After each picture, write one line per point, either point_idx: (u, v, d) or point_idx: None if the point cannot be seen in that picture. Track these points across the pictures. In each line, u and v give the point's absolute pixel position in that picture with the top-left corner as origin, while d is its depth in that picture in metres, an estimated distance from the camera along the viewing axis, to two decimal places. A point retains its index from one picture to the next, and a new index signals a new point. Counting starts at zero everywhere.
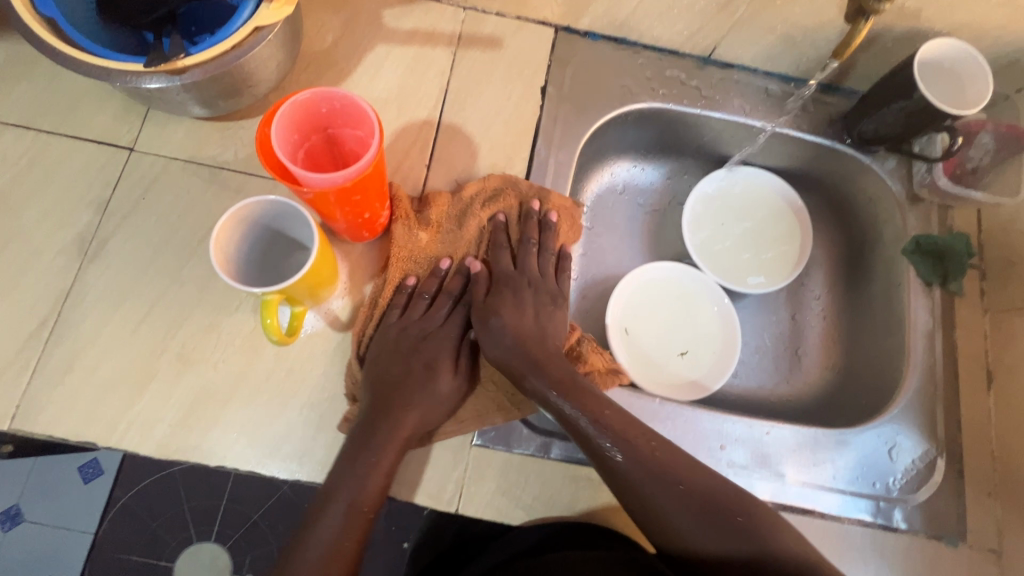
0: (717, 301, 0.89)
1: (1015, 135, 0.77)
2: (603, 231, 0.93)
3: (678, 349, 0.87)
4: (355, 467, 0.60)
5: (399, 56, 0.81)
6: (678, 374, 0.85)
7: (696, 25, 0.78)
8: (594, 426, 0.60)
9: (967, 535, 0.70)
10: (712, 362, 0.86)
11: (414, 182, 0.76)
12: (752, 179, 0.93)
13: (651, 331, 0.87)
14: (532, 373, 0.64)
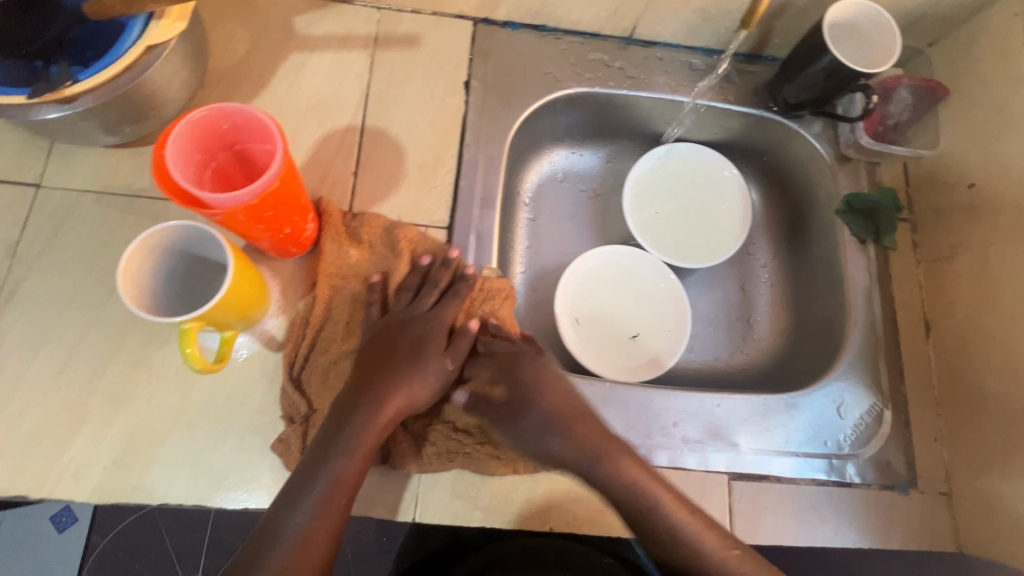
0: (664, 278, 0.89)
1: (930, 87, 0.79)
2: (547, 221, 0.93)
3: (629, 333, 0.87)
4: (340, 457, 0.59)
5: (315, 63, 0.78)
6: (631, 358, 0.85)
7: (612, 6, 0.78)
8: (666, 531, 0.60)
9: (917, 481, 0.72)
10: (664, 344, 0.86)
11: (343, 191, 0.74)
12: (692, 157, 0.93)
13: (601, 317, 0.87)
14: (582, 458, 0.63)
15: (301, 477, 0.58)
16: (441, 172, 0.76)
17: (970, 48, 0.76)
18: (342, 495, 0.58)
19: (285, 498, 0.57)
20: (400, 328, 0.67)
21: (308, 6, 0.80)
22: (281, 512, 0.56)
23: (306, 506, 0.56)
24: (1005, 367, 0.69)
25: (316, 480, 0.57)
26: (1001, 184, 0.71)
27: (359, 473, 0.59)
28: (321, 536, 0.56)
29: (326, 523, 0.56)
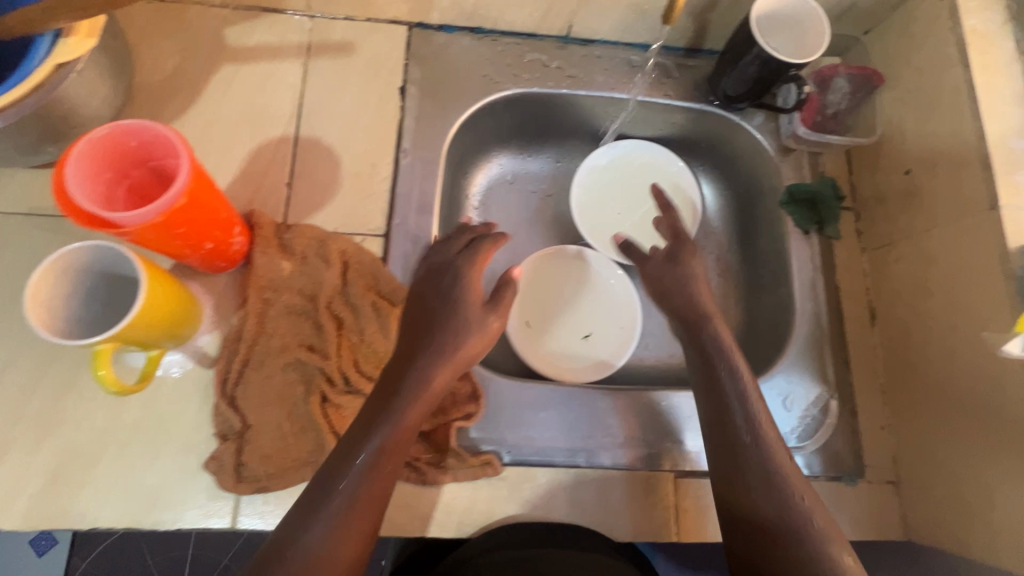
0: (613, 274, 0.89)
1: (866, 75, 0.78)
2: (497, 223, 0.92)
3: (582, 332, 0.86)
4: (375, 448, 0.55)
5: (247, 74, 0.77)
6: (583, 357, 0.84)
7: (544, 5, 0.78)
8: (749, 431, 0.62)
9: (865, 471, 0.72)
10: (614, 342, 0.85)
11: (277, 203, 0.73)
12: (637, 154, 0.93)
13: (552, 317, 0.87)
14: (716, 336, 0.66)
15: (335, 469, 0.55)
16: (377, 180, 0.75)
17: (901, 34, 0.76)
18: (374, 492, 0.55)
19: (317, 492, 0.54)
20: (439, 290, 0.63)
21: (238, 17, 0.79)
22: (308, 508, 0.53)
23: (337, 498, 0.53)
24: (941, 356, 0.67)
25: (348, 473, 0.54)
26: (932, 170, 0.70)
27: (392, 465, 0.56)
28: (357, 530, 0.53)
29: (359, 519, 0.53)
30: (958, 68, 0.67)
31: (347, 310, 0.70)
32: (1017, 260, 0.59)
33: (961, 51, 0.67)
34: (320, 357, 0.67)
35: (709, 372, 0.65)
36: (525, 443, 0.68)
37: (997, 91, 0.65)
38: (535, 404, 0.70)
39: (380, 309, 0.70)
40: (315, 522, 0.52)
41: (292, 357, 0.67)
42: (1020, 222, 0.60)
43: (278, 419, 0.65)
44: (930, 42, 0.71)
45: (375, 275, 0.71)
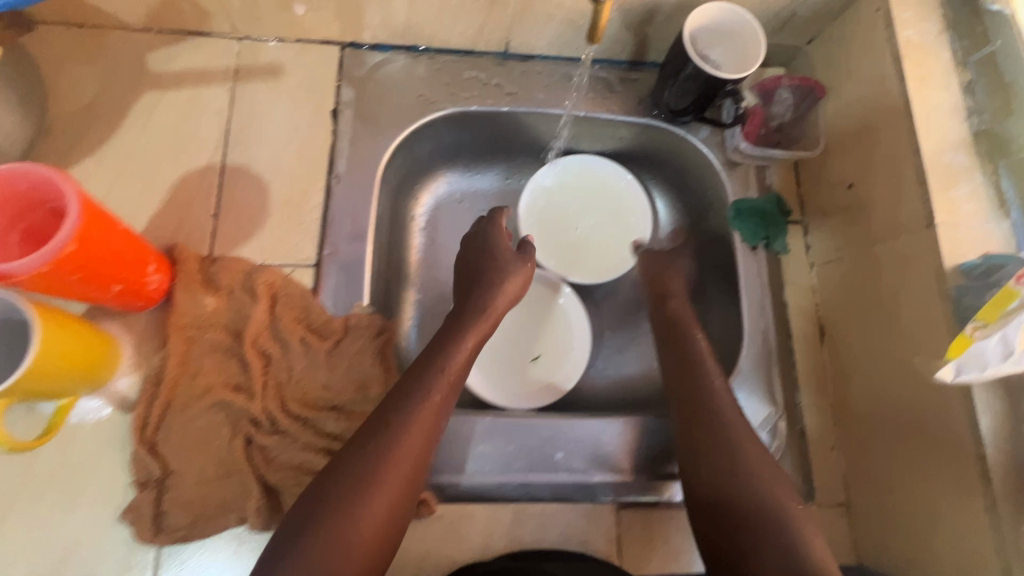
0: (561, 293, 0.87)
1: (808, 87, 0.76)
2: (445, 245, 0.89)
3: (531, 354, 0.84)
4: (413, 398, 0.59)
5: (171, 101, 0.75)
6: (532, 381, 0.83)
7: (477, 23, 0.75)
8: (712, 403, 0.65)
9: (815, 494, 0.70)
10: (563, 364, 0.84)
11: (202, 235, 0.70)
12: (587, 168, 0.90)
13: (502, 338, 0.85)
14: (688, 320, 0.75)
15: (375, 418, 0.58)
16: (308, 208, 0.73)
17: (842, 45, 0.74)
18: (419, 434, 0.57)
19: (358, 440, 0.56)
20: (483, 253, 0.75)
21: (160, 41, 0.76)
22: (350, 455, 0.55)
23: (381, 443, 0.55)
24: (886, 378, 0.65)
25: (388, 421, 0.57)
26: (873, 184, 0.69)
27: (430, 414, 0.58)
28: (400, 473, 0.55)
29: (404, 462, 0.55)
30: (895, 81, 0.66)
31: (275, 345, 0.67)
32: (953, 279, 0.57)
33: (897, 64, 0.65)
34: (245, 398, 0.64)
35: (672, 338, 0.73)
36: (465, 480, 0.66)
37: (934, 104, 0.63)
38: (475, 438, 0.68)
39: (309, 344, 0.68)
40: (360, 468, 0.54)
41: (215, 398, 0.64)
42: (957, 240, 0.59)
43: (199, 465, 0.62)
44: (869, 54, 0.70)
45: (304, 307, 0.69)
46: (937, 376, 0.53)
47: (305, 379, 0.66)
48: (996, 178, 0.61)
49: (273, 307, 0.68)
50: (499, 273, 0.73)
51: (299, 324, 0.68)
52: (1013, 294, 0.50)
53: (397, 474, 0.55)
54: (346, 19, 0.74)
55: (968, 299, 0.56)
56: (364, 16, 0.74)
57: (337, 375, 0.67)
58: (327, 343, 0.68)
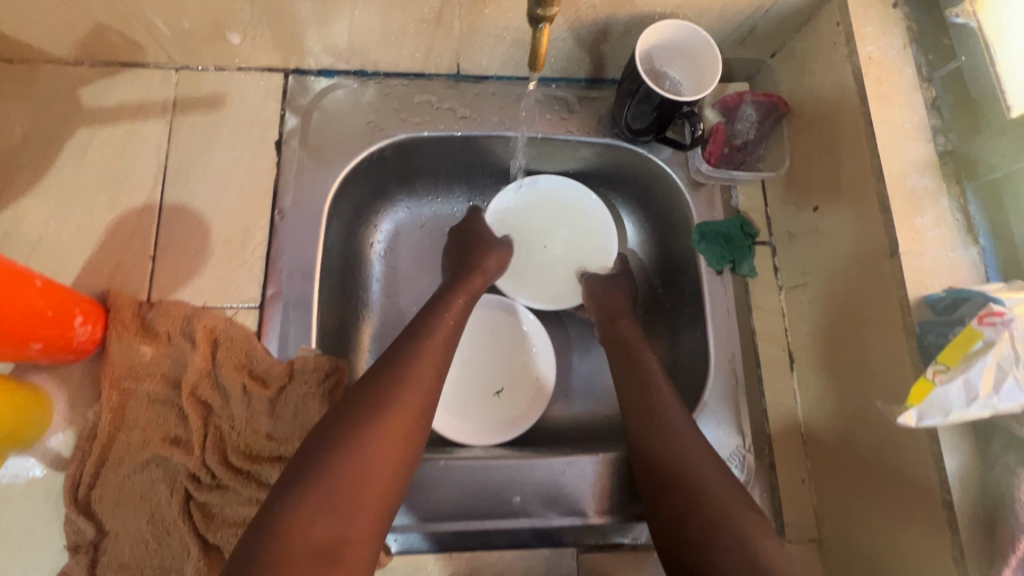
0: (525, 321, 0.84)
1: (772, 104, 0.74)
2: (405, 273, 0.86)
3: (493, 387, 0.81)
4: (416, 346, 0.61)
5: (106, 138, 0.71)
6: (494, 415, 0.80)
7: (423, 47, 0.72)
8: (659, 407, 0.65)
9: (785, 530, 0.68)
10: (526, 398, 0.81)
11: (138, 279, 0.67)
12: (552, 188, 0.86)
13: (464, 369, 0.82)
14: (635, 334, 0.74)
15: (383, 363, 0.59)
16: (250, 246, 0.70)
17: (805, 60, 0.71)
18: (425, 374, 0.59)
19: (367, 382, 0.57)
20: (467, 237, 0.80)
21: (93, 75, 0.72)
22: (360, 395, 0.56)
23: (391, 383, 0.56)
24: (855, 411, 0.62)
25: (395, 363, 0.58)
26: (838, 207, 0.66)
27: (435, 358, 0.61)
28: (410, 410, 0.56)
29: (413, 401, 0.56)
30: (856, 100, 0.63)
31: (215, 394, 0.64)
32: (917, 312, 0.54)
33: (859, 81, 0.62)
34: (184, 452, 0.62)
35: (626, 357, 0.71)
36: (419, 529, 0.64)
37: (897, 124, 0.60)
38: (427, 485, 0.65)
39: (250, 392, 0.65)
40: (371, 405, 0.54)
41: (152, 454, 0.61)
42: (921, 270, 0.56)
43: (136, 524, 0.60)
44: (831, 70, 0.67)
45: (246, 353, 0.65)
46: (900, 422, 0.50)
47: (247, 429, 0.64)
48: (963, 202, 0.58)
49: (214, 354, 0.65)
50: (478, 256, 0.77)
51: (242, 372, 0.65)
52: (975, 337, 0.48)
53: (408, 409, 0.55)
54: (285, 47, 0.71)
55: (931, 336, 0.53)
56: (304, 43, 0.71)
57: (282, 425, 0.64)
58: (272, 392, 0.65)
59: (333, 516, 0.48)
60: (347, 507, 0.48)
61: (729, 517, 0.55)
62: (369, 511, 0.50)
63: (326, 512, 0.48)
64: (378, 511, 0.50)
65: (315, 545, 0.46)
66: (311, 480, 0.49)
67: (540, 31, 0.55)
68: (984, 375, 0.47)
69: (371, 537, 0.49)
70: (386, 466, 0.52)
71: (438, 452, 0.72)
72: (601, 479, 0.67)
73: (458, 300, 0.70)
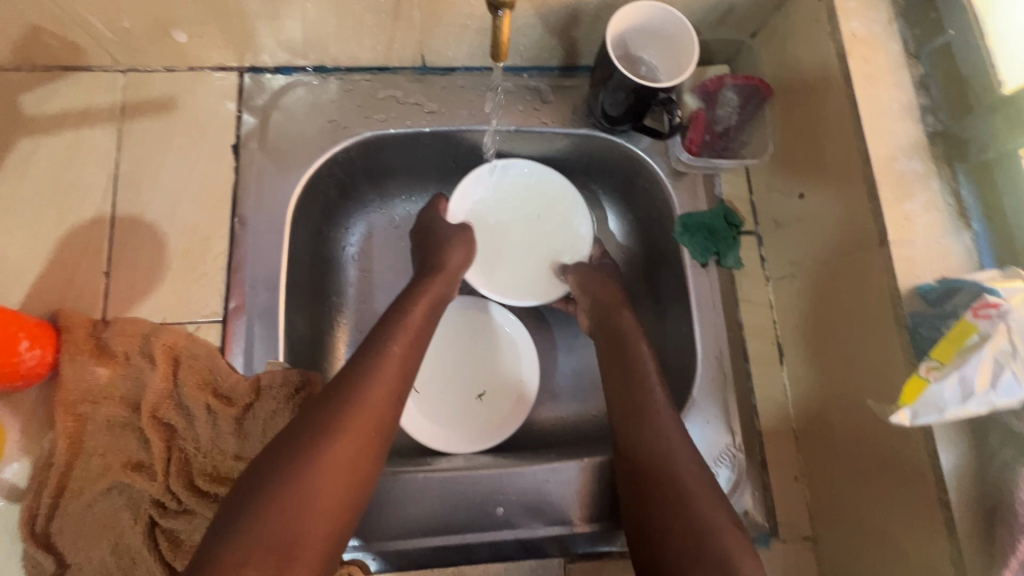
0: (507, 321, 0.81)
1: (753, 86, 0.71)
2: (379, 276, 0.82)
3: (474, 391, 0.78)
4: (379, 358, 0.58)
5: (50, 147, 0.67)
6: (476, 421, 0.76)
7: (384, 39, 0.68)
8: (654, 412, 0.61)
9: (779, 529, 0.66)
10: (510, 401, 0.78)
11: (92, 297, 0.64)
12: (525, 174, 0.81)
13: (443, 375, 0.78)
14: (631, 329, 0.70)
15: (340, 379, 0.56)
16: (209, 257, 0.66)
17: (787, 39, 0.67)
18: (383, 388, 0.56)
19: (323, 400, 0.54)
20: (428, 230, 0.76)
21: (33, 80, 0.68)
22: (315, 415, 0.52)
23: (348, 400, 0.53)
24: (846, 406, 0.60)
25: (352, 376, 0.56)
26: (824, 193, 0.63)
27: (393, 372, 0.57)
28: (368, 429, 0.53)
29: (372, 418, 0.53)
30: (840, 80, 0.60)
31: (178, 416, 0.61)
32: (908, 304, 0.52)
33: (842, 60, 0.59)
34: (146, 478, 0.59)
35: (614, 348, 0.68)
36: (398, 546, 0.61)
37: (883, 104, 0.57)
38: (405, 500, 0.62)
39: (215, 412, 0.61)
40: (325, 426, 0.51)
41: (113, 481, 0.58)
42: (912, 259, 0.53)
43: (100, 556, 0.57)
44: (814, 49, 0.63)
45: (210, 369, 0.62)
46: (893, 421, 0.47)
47: (214, 450, 0.61)
48: (954, 184, 0.55)
49: (175, 374, 0.62)
50: (442, 251, 0.73)
51: (206, 392, 0.62)
52: (970, 330, 0.45)
53: (365, 429, 0.53)
54: (236, 43, 0.67)
55: (923, 330, 0.50)
56: (256, 40, 0.66)
57: (250, 445, 0.61)
58: (238, 411, 0.62)
59: (280, 547, 0.45)
60: (292, 538, 0.46)
61: (707, 534, 0.52)
62: (315, 540, 0.47)
63: (268, 537, 0.45)
64: (326, 539, 0.48)
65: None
66: (257, 508, 0.46)
67: (501, 19, 0.51)
68: (980, 370, 0.44)
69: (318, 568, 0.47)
70: (337, 492, 0.49)
71: (417, 462, 0.70)
72: (584, 484, 0.64)
73: (424, 302, 0.67)
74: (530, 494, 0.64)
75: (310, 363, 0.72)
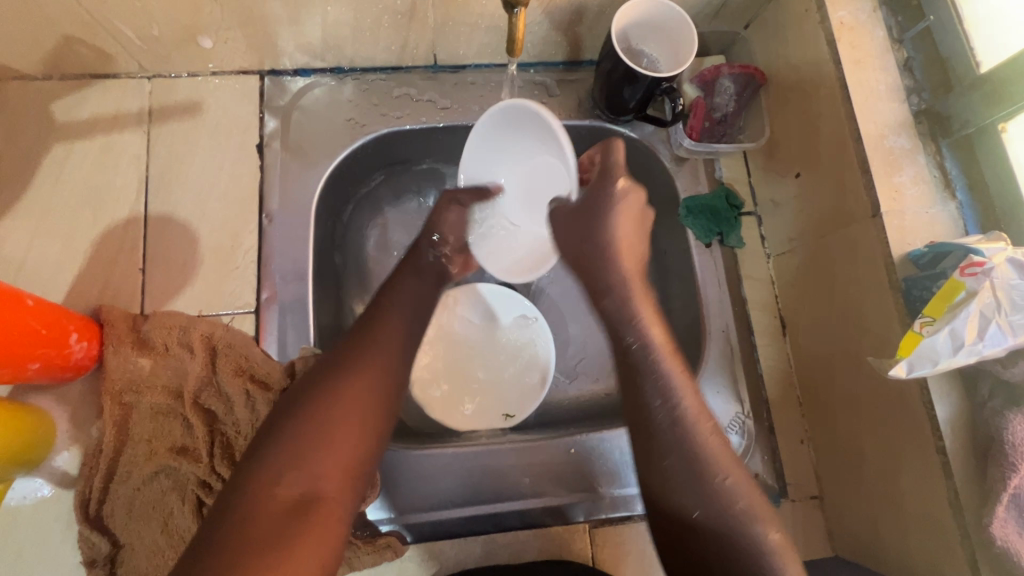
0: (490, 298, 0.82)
1: (749, 75, 0.74)
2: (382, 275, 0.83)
3: (502, 414, 0.76)
4: (379, 316, 0.60)
5: (82, 153, 0.70)
6: (509, 390, 0.78)
7: (399, 39, 0.71)
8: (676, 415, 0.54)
9: (788, 489, 0.70)
10: (528, 353, 0.80)
11: (131, 293, 0.67)
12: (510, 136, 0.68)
13: (450, 382, 0.78)
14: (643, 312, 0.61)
15: (348, 334, 0.58)
16: (239, 252, 0.69)
17: (779, 28, 0.72)
18: (388, 338, 0.58)
19: (331, 353, 0.56)
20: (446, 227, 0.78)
21: (63, 89, 0.71)
22: (323, 364, 0.54)
23: (355, 348, 0.55)
24: (848, 368, 0.64)
25: (359, 330, 0.58)
26: (819, 171, 0.67)
27: (397, 325, 0.60)
28: (374, 369, 0.54)
29: (377, 361, 0.55)
30: (831, 65, 0.64)
31: (219, 401, 0.64)
32: (901, 269, 0.56)
33: (832, 47, 0.63)
34: (191, 460, 0.62)
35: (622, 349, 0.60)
36: (432, 517, 0.65)
37: (871, 87, 0.61)
38: (435, 474, 0.66)
39: (253, 396, 0.65)
40: (332, 368, 0.53)
41: (160, 464, 0.62)
42: (903, 228, 0.57)
43: (152, 534, 0.60)
44: (804, 38, 0.67)
45: (246, 357, 0.65)
46: (892, 375, 0.51)
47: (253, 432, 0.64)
48: (939, 158, 0.60)
49: (212, 362, 0.65)
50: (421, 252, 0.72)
51: (243, 379, 0.65)
52: (959, 287, 0.49)
53: (373, 369, 0.54)
54: (259, 47, 0.70)
55: (916, 291, 0.54)
56: (278, 43, 0.70)
57: None
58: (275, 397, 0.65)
59: (299, 474, 0.47)
60: (311, 469, 0.47)
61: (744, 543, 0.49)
62: (337, 472, 0.48)
63: (291, 469, 0.47)
64: (345, 468, 0.49)
65: (282, 504, 0.45)
66: (275, 443, 0.48)
67: (516, 16, 0.55)
68: (968, 323, 0.48)
69: (342, 494, 0.48)
70: (351, 425, 0.50)
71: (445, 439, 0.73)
72: (601, 451, 0.68)
73: (417, 280, 0.67)
74: (554, 463, 0.68)
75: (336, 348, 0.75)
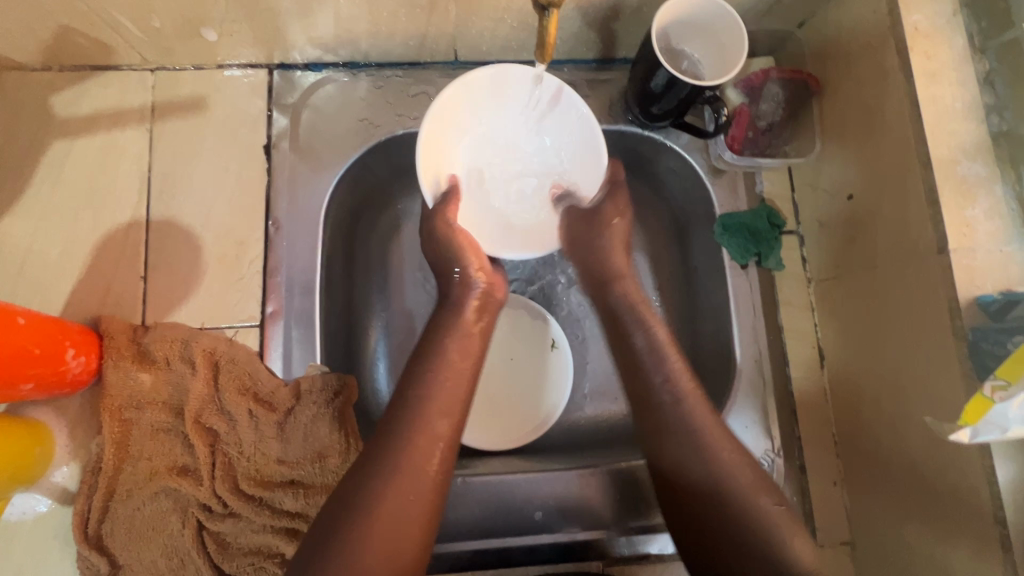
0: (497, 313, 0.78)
1: (800, 81, 0.69)
2: (378, 286, 0.76)
3: (548, 342, 0.76)
4: (419, 410, 0.52)
5: (82, 151, 0.67)
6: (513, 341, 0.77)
7: (417, 33, 0.66)
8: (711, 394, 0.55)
9: (817, 534, 0.64)
10: (502, 327, 0.78)
11: (131, 301, 0.64)
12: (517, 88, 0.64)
13: (513, 397, 0.75)
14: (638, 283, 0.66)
15: (387, 430, 0.51)
16: (244, 262, 0.66)
17: (839, 31, 0.64)
18: (431, 436, 0.51)
19: (351, 479, 0.49)
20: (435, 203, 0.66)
21: (63, 82, 0.67)
22: (352, 495, 0.47)
23: (374, 471, 0.48)
24: (895, 414, 0.58)
25: (404, 424, 0.51)
26: (877, 195, 0.61)
27: (441, 420, 0.52)
28: (411, 506, 0.48)
29: (402, 491, 0.48)
30: (900, 77, 0.57)
31: (221, 420, 0.62)
32: (968, 316, 0.50)
33: (903, 57, 0.56)
34: (193, 482, 0.60)
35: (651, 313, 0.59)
36: (441, 548, 0.62)
37: (946, 104, 0.54)
38: (444, 504, 0.63)
39: (256, 416, 0.62)
40: (366, 494, 0.47)
41: (160, 485, 0.60)
42: (972, 269, 0.51)
43: (151, 557, 0.59)
44: (870, 44, 0.60)
45: (250, 374, 0.62)
46: (951, 439, 0.46)
47: (256, 454, 0.62)
48: (1019, 189, 0.53)
49: (212, 379, 0.62)
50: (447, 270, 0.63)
51: (245, 401, 0.62)
52: None
53: (408, 502, 0.48)
54: (267, 40, 0.65)
55: (986, 344, 0.49)
56: (288, 36, 0.64)
57: (291, 451, 0.62)
58: (277, 417, 0.62)
59: None
60: None
61: None
62: None
63: None
64: None
65: None
66: None
67: (548, 18, 0.49)
68: None
69: None
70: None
71: (455, 465, 0.69)
72: (616, 486, 0.65)
73: None
74: (575, 501, 0.64)
75: (343, 365, 0.70)
